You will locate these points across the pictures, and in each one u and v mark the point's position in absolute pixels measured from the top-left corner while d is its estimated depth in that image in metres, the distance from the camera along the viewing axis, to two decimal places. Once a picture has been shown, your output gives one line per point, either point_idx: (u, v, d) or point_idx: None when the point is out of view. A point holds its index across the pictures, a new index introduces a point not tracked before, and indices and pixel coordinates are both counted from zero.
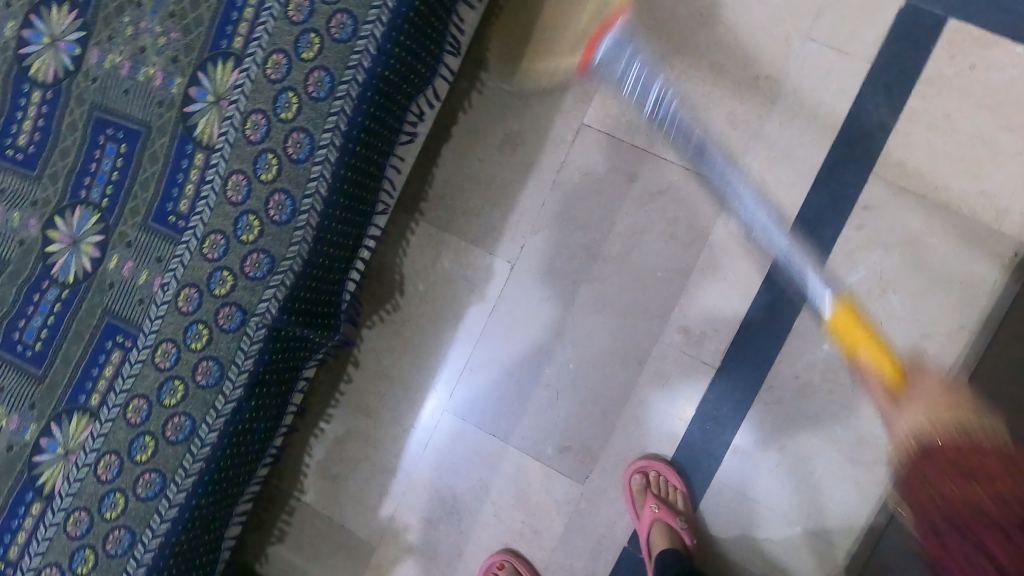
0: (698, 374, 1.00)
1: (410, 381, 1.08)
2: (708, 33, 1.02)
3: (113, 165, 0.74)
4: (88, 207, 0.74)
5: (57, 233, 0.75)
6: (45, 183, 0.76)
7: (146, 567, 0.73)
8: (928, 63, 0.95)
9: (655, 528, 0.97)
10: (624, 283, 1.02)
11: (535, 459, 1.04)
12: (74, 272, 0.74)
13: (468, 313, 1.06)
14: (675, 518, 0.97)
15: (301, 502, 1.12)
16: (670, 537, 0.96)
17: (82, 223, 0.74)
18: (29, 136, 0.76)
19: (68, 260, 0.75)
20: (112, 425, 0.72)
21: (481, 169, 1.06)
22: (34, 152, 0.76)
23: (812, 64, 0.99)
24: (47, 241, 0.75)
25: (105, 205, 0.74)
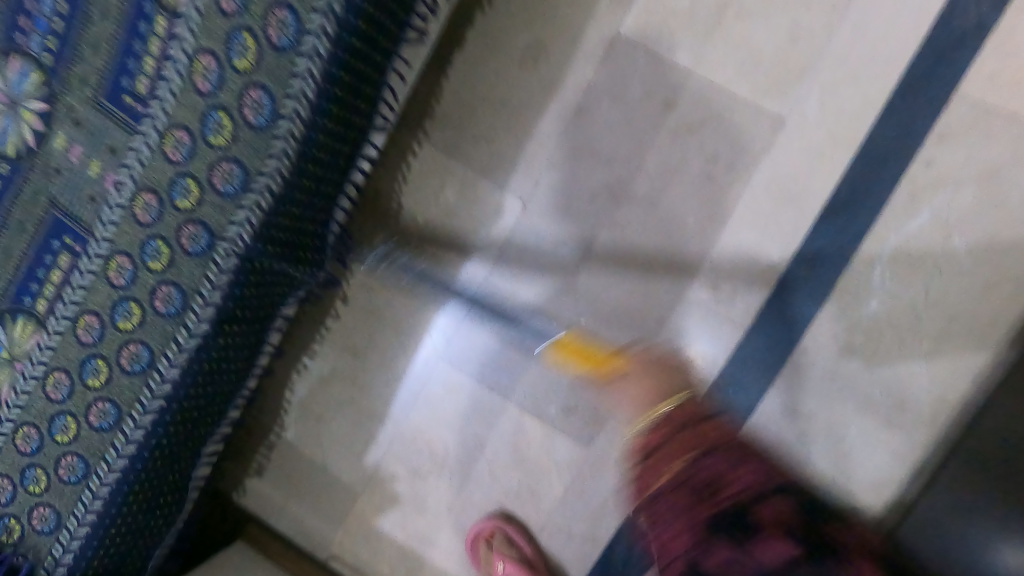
0: (723, 333, 0.91)
1: (403, 323, 0.97)
2: None
3: (56, 19, 0.60)
4: (26, 58, 0.61)
5: None
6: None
7: (102, 502, 0.66)
8: None
9: None
10: (650, 226, 0.90)
11: (537, 416, 0.94)
12: (14, 143, 0.63)
13: (473, 252, 0.94)
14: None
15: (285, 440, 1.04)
16: None
17: (21, 81, 0.61)
18: None
19: (8, 125, 0.62)
20: (60, 339, 0.63)
21: (495, 86, 0.92)
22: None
23: None
24: None
25: (48, 66, 0.61)
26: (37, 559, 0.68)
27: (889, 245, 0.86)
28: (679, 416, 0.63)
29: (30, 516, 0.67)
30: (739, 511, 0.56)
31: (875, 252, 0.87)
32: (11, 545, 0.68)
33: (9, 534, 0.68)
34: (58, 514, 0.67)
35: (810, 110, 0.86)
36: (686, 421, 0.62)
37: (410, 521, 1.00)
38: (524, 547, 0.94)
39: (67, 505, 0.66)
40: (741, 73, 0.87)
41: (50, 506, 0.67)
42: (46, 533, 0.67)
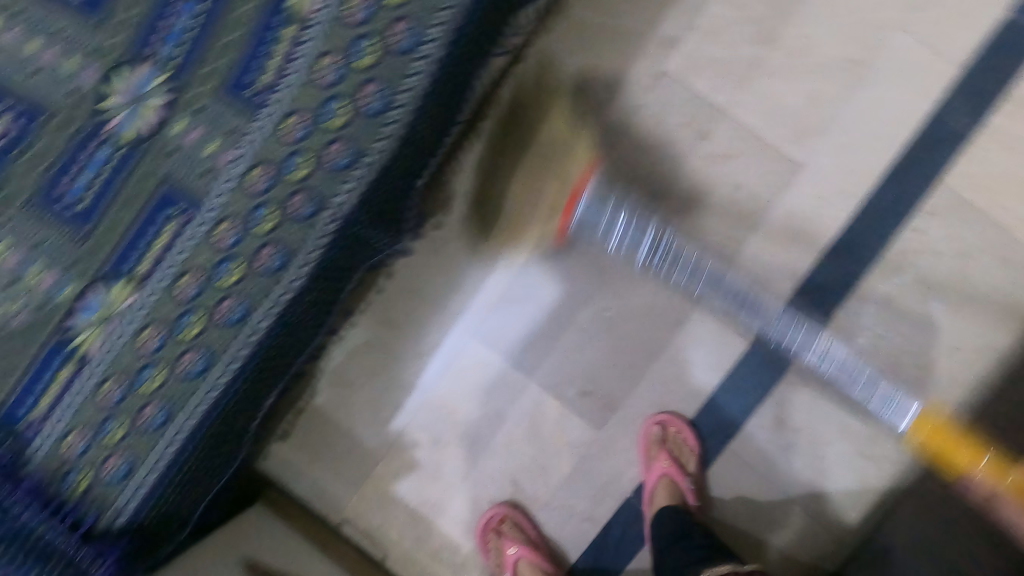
0: (732, 342, 1.01)
1: (443, 300, 1.07)
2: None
3: (189, 26, 0.65)
4: (154, 64, 0.65)
5: (118, 89, 0.65)
6: (104, 34, 0.65)
7: (178, 444, 0.73)
8: (1016, 80, 0.94)
9: (661, 484, 0.99)
10: (674, 240, 1.01)
11: (555, 398, 1.05)
12: (133, 132, 0.66)
13: (514, 242, 1.05)
14: (684, 477, 0.99)
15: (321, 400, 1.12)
16: (673, 495, 0.98)
17: (147, 82, 0.66)
18: None
19: (127, 118, 0.66)
20: (157, 298, 0.67)
21: (550, 97, 1.02)
22: None
23: (906, 58, 0.95)
24: (102, 95, 0.65)
25: (175, 65, 0.65)
26: (103, 506, 0.71)
27: (881, 288, 0.97)
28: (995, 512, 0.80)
29: (102, 465, 0.70)
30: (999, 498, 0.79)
31: (868, 292, 0.97)
32: (77, 499, 0.69)
33: (75, 488, 0.69)
34: (132, 461, 0.71)
35: (825, 161, 0.97)
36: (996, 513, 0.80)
37: (424, 486, 1.10)
38: (531, 531, 1.05)
39: (144, 451, 0.71)
40: (768, 117, 0.98)
41: (124, 456, 0.70)
42: (117, 480, 0.71)
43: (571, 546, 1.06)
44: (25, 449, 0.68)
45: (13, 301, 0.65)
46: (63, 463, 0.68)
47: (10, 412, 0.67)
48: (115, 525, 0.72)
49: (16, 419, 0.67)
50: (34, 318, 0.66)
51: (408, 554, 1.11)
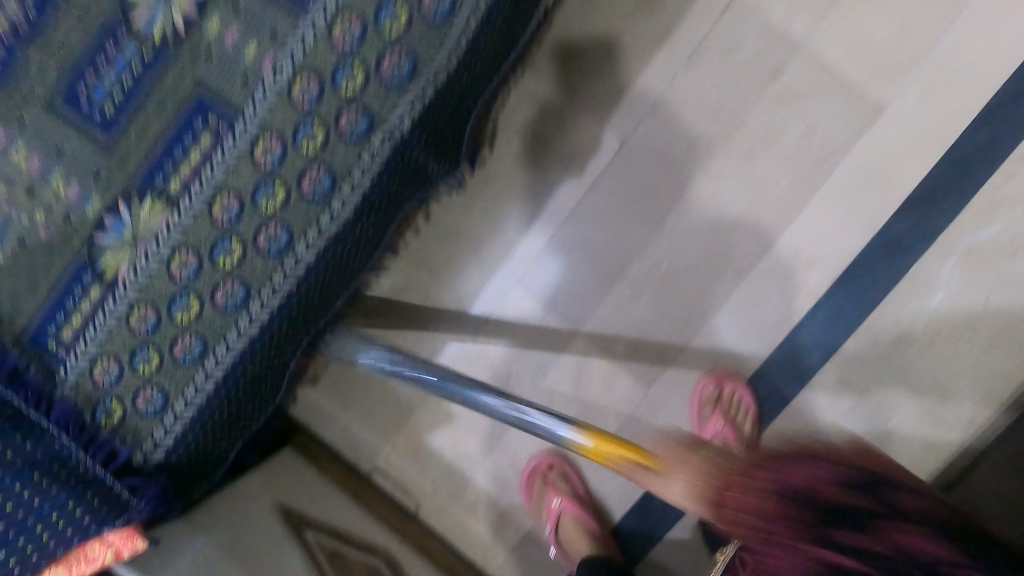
0: (797, 299, 0.93)
1: (485, 245, 1.00)
2: None
3: None
4: None
5: None
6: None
7: (214, 381, 0.69)
8: None
9: None
10: (740, 186, 0.92)
11: (602, 352, 0.99)
12: (160, 29, 0.60)
13: (563, 185, 0.96)
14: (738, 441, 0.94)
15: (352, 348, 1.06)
16: None
17: None
18: None
19: (155, 13, 0.59)
20: (193, 219, 0.63)
21: (610, 23, 0.92)
22: None
23: None
24: None
25: None
26: (137, 442, 0.69)
27: (964, 242, 0.89)
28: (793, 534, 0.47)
29: (135, 398, 0.68)
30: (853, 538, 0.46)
31: (949, 246, 0.89)
32: (110, 431, 0.69)
33: (109, 418, 0.68)
34: (166, 395, 0.68)
35: (912, 101, 0.88)
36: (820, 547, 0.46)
37: (458, 440, 1.08)
38: (576, 483, 1.03)
39: (177, 386, 0.68)
40: (851, 50, 0.88)
41: (157, 388, 0.68)
42: (151, 414, 0.69)
43: (612, 504, 1.03)
44: (56, 372, 0.67)
45: (42, 211, 0.63)
46: (95, 390, 0.67)
47: (43, 332, 0.66)
48: (152, 460, 0.71)
49: (50, 339, 0.66)
50: (62, 232, 0.63)
51: (443, 507, 1.10)
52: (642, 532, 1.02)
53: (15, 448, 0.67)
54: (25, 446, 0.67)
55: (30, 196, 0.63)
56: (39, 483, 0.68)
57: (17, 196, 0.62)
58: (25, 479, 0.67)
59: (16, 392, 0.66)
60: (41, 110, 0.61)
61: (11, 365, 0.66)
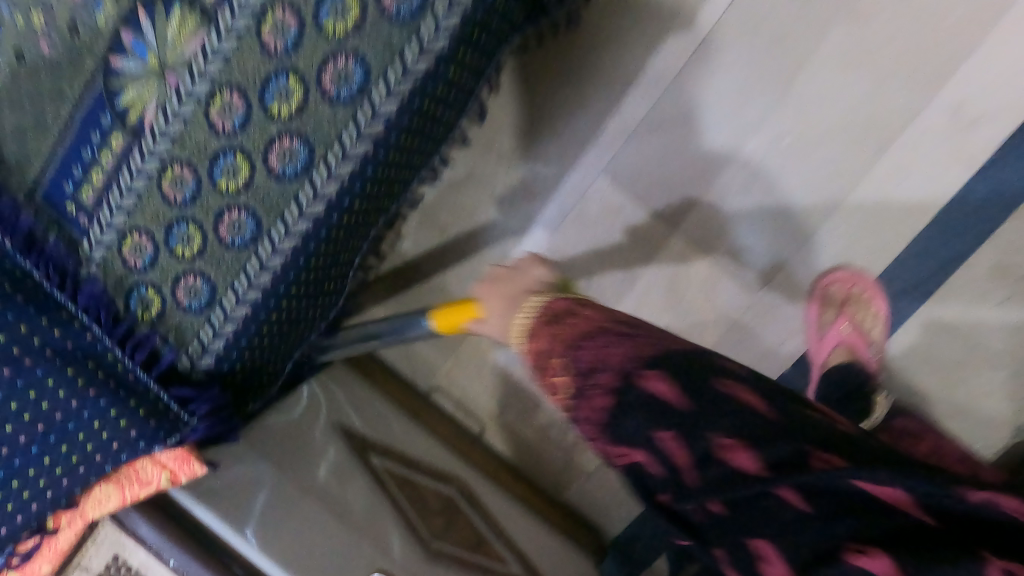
0: (958, 173, 0.73)
1: (564, 122, 0.82)
2: None
3: None
4: None
5: None
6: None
7: (271, 272, 0.56)
8: None
9: (838, 351, 0.82)
10: (904, 26, 0.68)
11: (704, 254, 0.84)
12: None
13: (668, 40, 0.75)
14: (868, 346, 0.81)
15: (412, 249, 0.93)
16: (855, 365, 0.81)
17: None
18: None
19: None
20: (236, 45, 0.49)
21: None
22: None
23: None
24: None
25: None
26: (182, 343, 0.59)
27: None
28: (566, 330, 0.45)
29: (176, 286, 0.57)
30: (653, 424, 0.39)
31: None
32: (150, 325, 0.58)
33: (146, 311, 0.58)
34: (213, 286, 0.57)
35: None
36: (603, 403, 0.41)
37: None
38: None
39: (225, 275, 0.57)
40: None
41: (202, 276, 0.57)
42: (196, 309, 0.58)
43: None
44: (81, 244, 0.57)
45: (40, 10, 0.50)
46: (128, 273, 0.57)
47: (59, 189, 0.56)
48: (199, 367, 0.60)
49: (67, 200, 0.56)
50: (70, 46, 0.51)
51: (512, 427, 0.99)
52: None
53: (41, 335, 0.55)
54: (53, 334, 0.56)
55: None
56: (74, 380, 0.55)
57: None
58: (58, 374, 0.55)
59: (36, 263, 0.56)
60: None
61: (26, 229, 0.56)
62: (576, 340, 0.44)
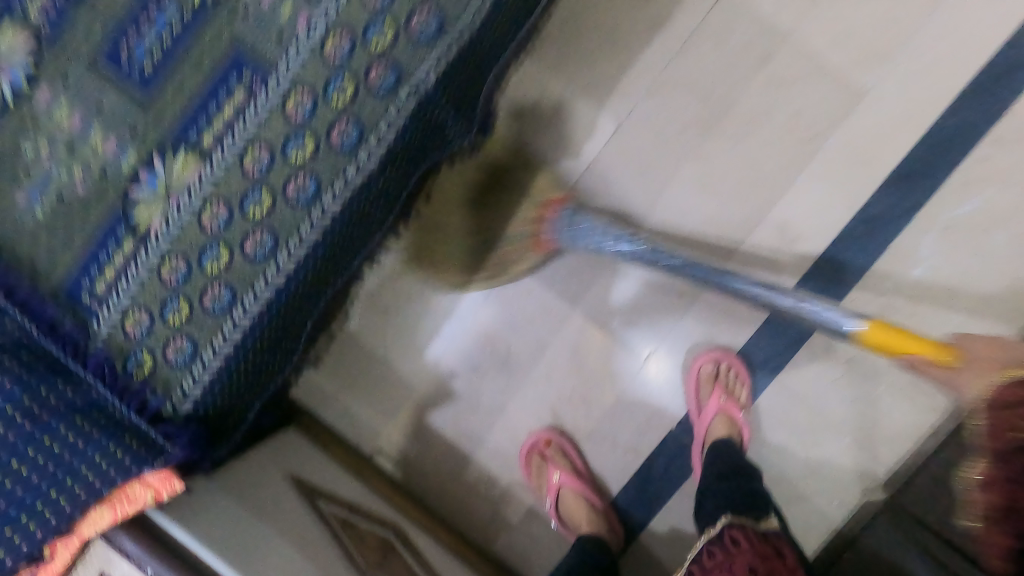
0: (783, 270, 1.00)
1: (485, 224, 1.05)
2: None
3: None
4: None
5: None
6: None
7: (241, 330, 0.73)
8: None
9: (716, 419, 0.98)
10: (731, 167, 0.98)
11: (599, 328, 1.03)
12: None
13: (562, 167, 1.03)
14: (738, 411, 0.99)
15: (358, 322, 1.12)
16: (728, 429, 0.98)
17: None
18: None
19: None
20: (225, 171, 0.68)
21: (607, 13, 0.99)
22: None
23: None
24: None
25: None
26: (167, 392, 0.74)
27: (940, 216, 0.96)
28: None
29: (165, 347, 0.73)
30: None
31: (929, 221, 0.96)
32: (143, 379, 0.74)
33: (140, 370, 0.74)
34: (195, 345, 0.73)
35: (891, 88, 0.95)
36: None
37: (461, 417, 1.10)
38: (577, 460, 1.04)
39: (206, 335, 0.73)
40: (836, 40, 0.95)
41: (187, 338, 0.73)
42: (181, 364, 0.73)
43: (613, 476, 1.05)
44: (90, 325, 0.72)
45: (80, 166, 0.69)
46: (127, 342, 0.73)
47: (77, 287, 0.72)
48: (181, 411, 0.75)
49: (84, 294, 0.72)
50: (100, 186, 0.69)
51: (445, 485, 1.12)
52: (643, 504, 1.04)
53: (56, 394, 0.70)
54: (65, 393, 0.71)
55: (69, 146, 0.69)
56: (81, 427, 0.70)
57: (57, 151, 0.69)
58: (68, 422, 0.70)
59: (54, 342, 0.72)
60: (85, 68, 0.68)
61: (48, 316, 0.72)
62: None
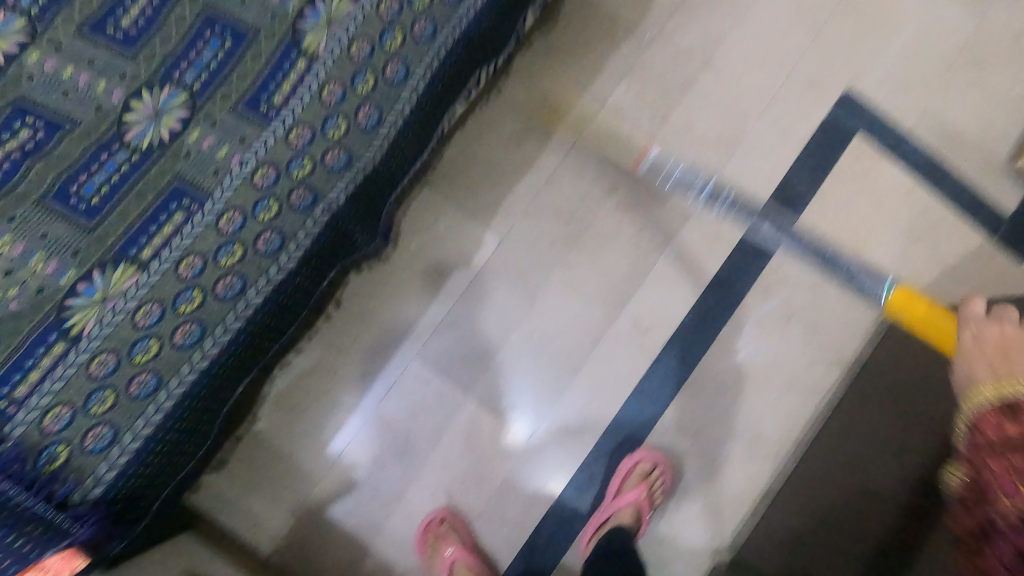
0: (638, 358, 1.20)
1: (386, 324, 1.19)
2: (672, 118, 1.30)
3: (213, 57, 0.86)
4: (177, 88, 0.85)
5: (140, 105, 0.85)
6: (139, 62, 0.86)
7: (163, 412, 0.83)
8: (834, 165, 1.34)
9: (626, 507, 1.11)
10: (592, 273, 1.20)
11: (489, 413, 1.17)
12: (148, 140, 0.84)
13: (454, 274, 1.19)
14: (649, 510, 1.13)
15: (272, 417, 1.20)
16: (631, 519, 1.11)
17: (168, 100, 0.85)
18: (132, 22, 0.87)
19: (146, 129, 0.84)
20: (161, 277, 0.80)
21: (489, 155, 1.23)
22: (133, 35, 0.87)
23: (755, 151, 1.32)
24: (127, 110, 0.85)
25: (197, 88, 0.85)
26: (81, 477, 0.79)
27: (751, 312, 1.23)
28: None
29: (85, 436, 0.79)
30: None
31: (743, 317, 1.23)
32: (55, 469, 0.77)
33: (53, 461, 0.77)
34: (115, 430, 0.80)
35: (704, 215, 1.26)
36: None
37: (362, 506, 1.18)
38: (467, 534, 1.14)
39: (128, 419, 0.81)
40: (662, 179, 1.24)
41: (109, 425, 0.80)
42: (98, 450, 0.79)
43: (500, 552, 1.16)
44: (6, 425, 0.76)
45: (17, 286, 0.79)
46: (43, 437, 0.77)
47: None
48: (90, 495, 0.80)
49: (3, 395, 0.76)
50: (34, 300, 0.79)
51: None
52: None
53: None
54: None
55: (10, 268, 0.79)
56: None
57: None
58: None
59: None
60: (33, 206, 0.82)
61: None
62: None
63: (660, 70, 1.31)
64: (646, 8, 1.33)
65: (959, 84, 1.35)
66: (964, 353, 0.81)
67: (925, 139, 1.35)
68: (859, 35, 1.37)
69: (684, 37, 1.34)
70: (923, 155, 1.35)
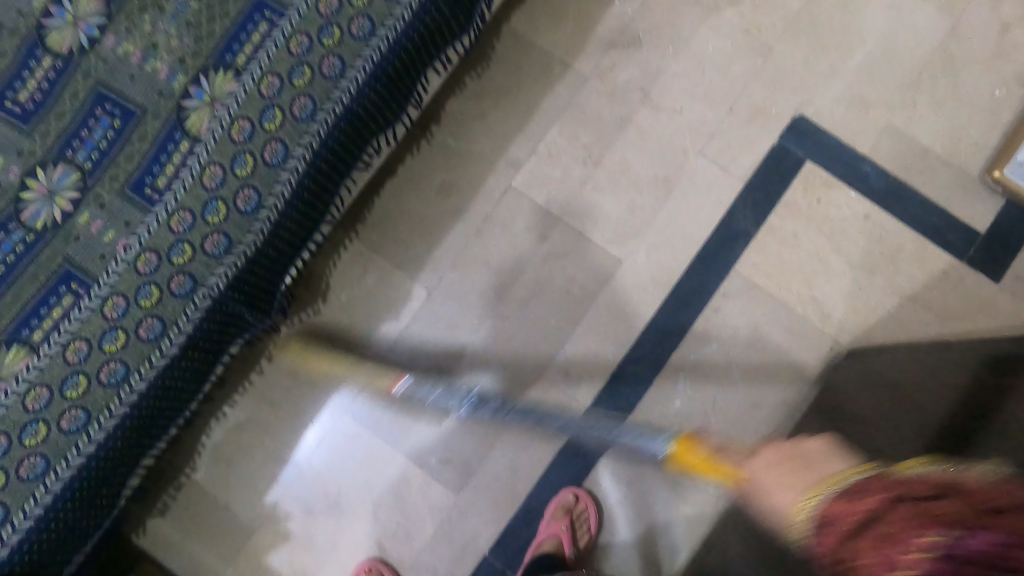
0: (572, 411, 1.18)
1: (317, 379, 1.21)
2: (609, 155, 1.23)
3: (104, 135, 0.83)
4: (70, 165, 0.82)
5: (36, 183, 0.81)
6: (35, 138, 0.82)
7: (52, 495, 0.83)
8: (786, 195, 1.21)
9: (549, 540, 1.12)
10: (522, 323, 1.20)
11: (418, 467, 1.18)
12: (43, 220, 0.81)
13: (382, 327, 1.22)
14: (571, 547, 1.11)
15: (210, 468, 1.21)
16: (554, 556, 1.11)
17: (61, 179, 0.81)
18: (29, 96, 0.82)
19: (40, 209, 0.81)
20: (48, 361, 0.80)
21: (417, 206, 1.24)
22: (32, 109, 0.82)
23: (701, 186, 1.22)
24: (23, 188, 0.81)
25: (87, 167, 0.82)
26: None
27: (690, 357, 1.19)
28: (886, 486, 0.56)
29: None
30: None
31: (681, 362, 1.19)
32: None
33: None
34: (7, 510, 0.80)
35: (640, 256, 1.21)
36: (908, 489, 0.54)
37: (297, 557, 1.19)
38: None
39: (19, 501, 0.81)
40: (595, 223, 1.22)
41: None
42: None
43: None
44: None
45: None
46: None
47: None
48: None
49: None
50: None
51: None
52: None
53: None
54: None
55: None
56: None
57: None
58: None
59: None
60: None
61: None
62: (871, 493, 0.56)
63: (595, 107, 1.25)
64: (582, 39, 1.26)
65: (924, 99, 1.20)
66: (765, 480, 0.67)
67: (890, 162, 1.20)
68: (814, 55, 1.22)
69: (622, 72, 1.25)
70: (882, 179, 1.20)
